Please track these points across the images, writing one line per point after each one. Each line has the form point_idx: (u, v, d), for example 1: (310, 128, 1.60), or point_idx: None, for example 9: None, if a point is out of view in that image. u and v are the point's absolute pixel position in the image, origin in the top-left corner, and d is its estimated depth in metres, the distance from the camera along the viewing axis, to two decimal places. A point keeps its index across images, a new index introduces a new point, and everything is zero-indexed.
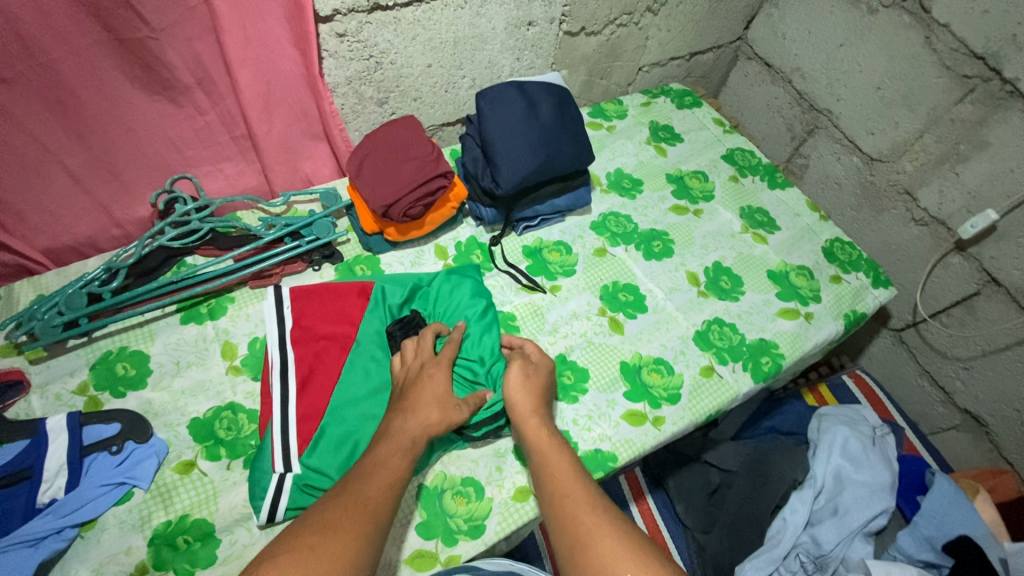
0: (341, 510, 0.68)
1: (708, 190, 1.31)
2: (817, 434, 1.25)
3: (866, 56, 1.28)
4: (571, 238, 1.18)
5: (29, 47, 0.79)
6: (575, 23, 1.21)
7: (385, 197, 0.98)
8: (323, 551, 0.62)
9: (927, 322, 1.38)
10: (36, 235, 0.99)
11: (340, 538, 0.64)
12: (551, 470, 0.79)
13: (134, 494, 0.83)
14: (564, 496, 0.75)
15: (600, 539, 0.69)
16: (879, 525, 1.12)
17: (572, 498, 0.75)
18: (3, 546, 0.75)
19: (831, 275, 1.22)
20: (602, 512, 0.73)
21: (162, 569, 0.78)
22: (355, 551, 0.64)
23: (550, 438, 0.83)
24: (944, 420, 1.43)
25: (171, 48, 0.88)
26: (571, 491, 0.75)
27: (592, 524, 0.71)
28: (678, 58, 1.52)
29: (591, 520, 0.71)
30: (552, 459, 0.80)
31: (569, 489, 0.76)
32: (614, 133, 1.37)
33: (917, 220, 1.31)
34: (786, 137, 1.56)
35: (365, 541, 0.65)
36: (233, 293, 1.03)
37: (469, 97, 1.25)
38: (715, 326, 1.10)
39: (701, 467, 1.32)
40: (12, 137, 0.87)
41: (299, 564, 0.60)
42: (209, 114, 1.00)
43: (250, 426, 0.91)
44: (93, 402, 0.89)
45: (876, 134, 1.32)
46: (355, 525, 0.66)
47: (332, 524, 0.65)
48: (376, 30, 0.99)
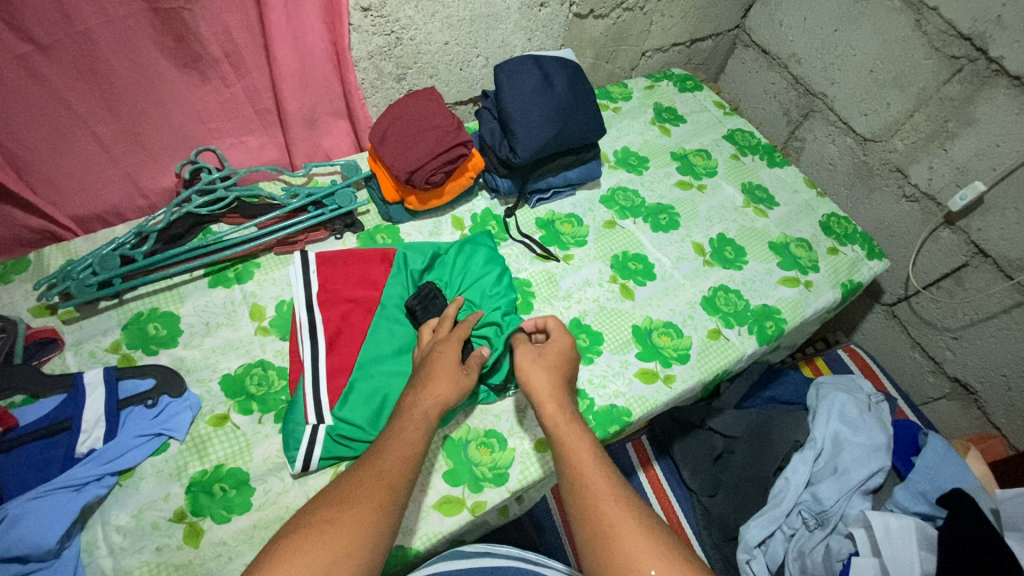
0: (357, 484, 0.69)
1: (711, 167, 1.37)
2: (816, 400, 1.30)
3: (860, 41, 1.35)
4: (582, 211, 1.23)
5: (69, 15, 0.81)
6: (584, 5, 1.26)
7: (410, 163, 1.04)
8: (336, 527, 0.64)
9: (918, 295, 1.44)
10: (65, 203, 1.00)
11: (354, 514, 0.66)
12: (577, 458, 0.75)
13: (170, 445, 0.87)
14: (586, 487, 0.72)
15: (626, 534, 0.67)
16: (876, 483, 1.16)
17: (592, 489, 0.72)
18: (47, 490, 0.77)
19: (828, 247, 1.28)
20: (626, 505, 0.70)
21: (200, 515, 0.81)
22: (371, 525, 0.65)
23: (573, 429, 0.79)
24: (934, 390, 1.50)
25: (204, 23, 0.90)
26: (595, 483, 0.72)
27: (619, 517, 0.69)
28: (679, 45, 1.58)
29: (614, 513, 0.69)
30: (577, 446, 0.76)
31: (593, 479, 0.73)
32: (620, 113, 1.42)
33: (908, 197, 1.38)
34: (782, 120, 1.62)
35: (381, 514, 0.67)
36: (259, 259, 1.06)
37: (482, 76, 1.29)
38: (721, 293, 1.15)
39: (706, 433, 1.33)
40: (46, 105, 0.88)
41: (314, 541, 0.62)
42: (235, 87, 1.02)
43: (280, 382, 0.94)
44: (126, 358, 0.92)
45: (869, 115, 1.39)
46: (370, 499, 0.67)
47: (347, 499, 0.67)
48: (398, 6, 1.03)
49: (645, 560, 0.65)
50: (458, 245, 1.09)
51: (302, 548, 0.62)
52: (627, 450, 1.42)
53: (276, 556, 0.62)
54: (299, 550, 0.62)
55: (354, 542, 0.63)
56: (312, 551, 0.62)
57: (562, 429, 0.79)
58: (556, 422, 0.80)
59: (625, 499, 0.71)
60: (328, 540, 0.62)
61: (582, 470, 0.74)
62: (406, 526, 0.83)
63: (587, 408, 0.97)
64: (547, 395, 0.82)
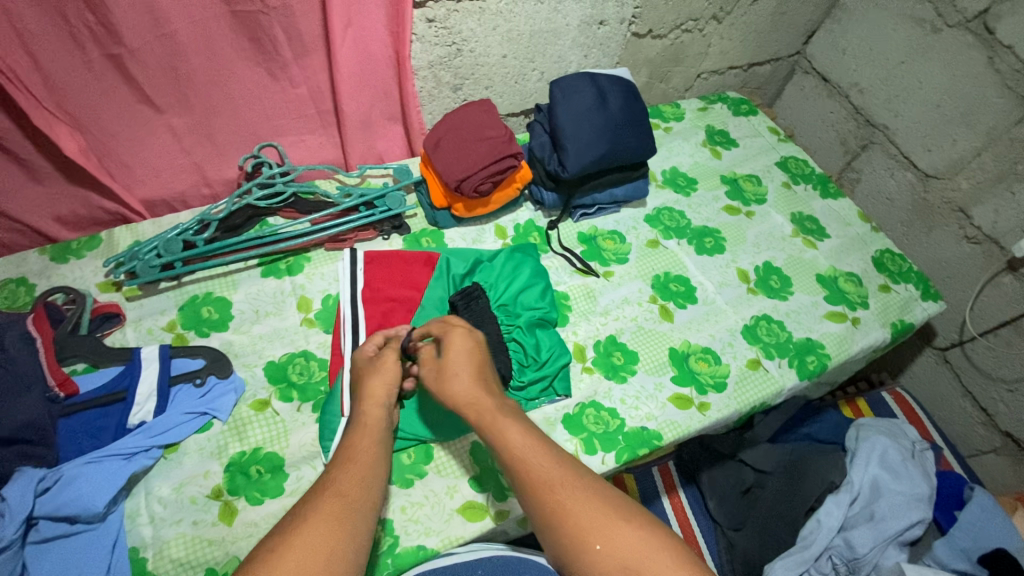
0: (312, 513, 0.64)
1: (761, 194, 1.35)
2: (855, 442, 1.24)
3: (928, 74, 1.31)
4: (625, 228, 1.22)
5: (158, 15, 0.87)
6: (643, 25, 1.27)
7: (459, 172, 1.06)
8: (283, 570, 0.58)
9: (974, 342, 1.37)
10: (137, 187, 1.07)
11: (305, 543, 0.60)
12: (509, 446, 0.74)
13: (213, 425, 0.91)
14: (528, 469, 0.71)
15: (572, 512, 0.68)
16: (914, 536, 1.11)
17: (534, 470, 0.71)
18: (99, 456, 0.82)
19: (880, 284, 1.24)
20: (566, 481, 0.70)
21: (236, 494, 0.84)
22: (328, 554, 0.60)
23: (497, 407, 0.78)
24: (984, 442, 1.42)
25: (278, 26, 0.95)
26: (533, 469, 0.71)
27: (565, 495, 0.69)
28: (736, 68, 1.56)
29: (563, 491, 0.69)
30: (505, 431, 0.75)
31: (532, 458, 0.72)
32: (671, 133, 1.41)
33: (969, 238, 1.32)
34: (839, 150, 1.58)
35: (335, 535, 0.62)
36: (309, 254, 1.10)
37: (536, 89, 1.31)
38: (763, 322, 1.13)
39: (736, 465, 1.30)
40: (128, 95, 0.94)
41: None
42: (301, 89, 1.06)
43: (320, 373, 0.98)
44: (180, 338, 0.97)
45: (932, 151, 1.34)
46: (325, 523, 0.63)
47: (296, 524, 0.63)
48: (462, 18, 1.06)
49: (592, 534, 0.66)
50: (506, 254, 1.10)
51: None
52: (652, 473, 1.37)
53: None
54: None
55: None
56: None
57: (484, 416, 0.77)
58: (480, 415, 0.77)
59: (564, 476, 0.71)
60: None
61: (516, 455, 0.72)
62: (431, 527, 0.85)
63: (617, 428, 0.96)
64: (466, 400, 0.79)
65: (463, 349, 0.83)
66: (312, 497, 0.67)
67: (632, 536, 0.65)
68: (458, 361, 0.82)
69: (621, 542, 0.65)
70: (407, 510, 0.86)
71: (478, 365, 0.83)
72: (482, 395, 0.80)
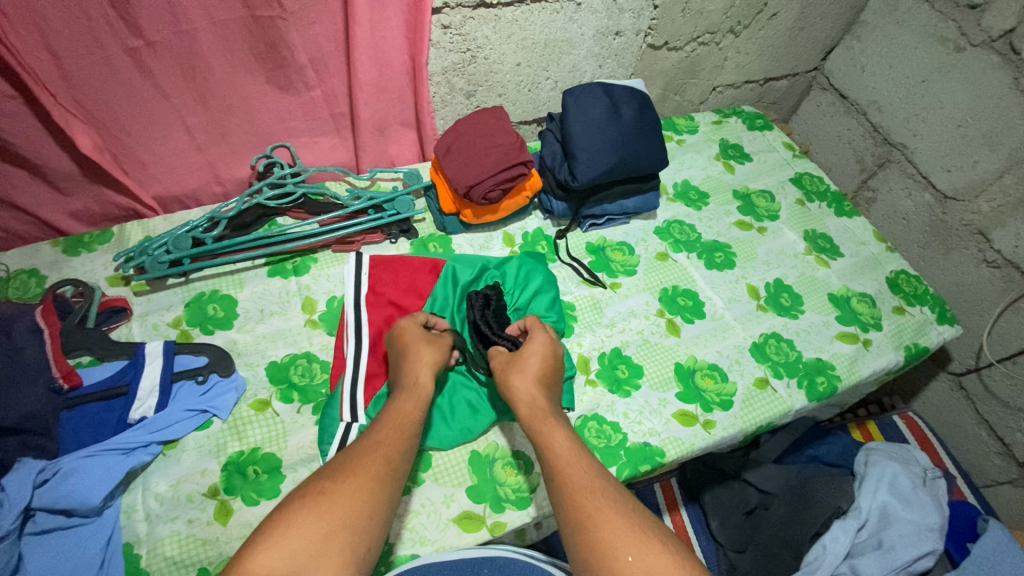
0: (362, 462, 0.69)
1: (774, 210, 1.33)
2: (864, 467, 1.22)
3: (949, 93, 1.28)
4: (634, 240, 1.21)
5: (177, 16, 0.87)
6: (659, 37, 1.26)
7: (469, 178, 1.06)
8: (334, 513, 0.63)
9: (991, 368, 1.34)
10: (150, 183, 1.08)
11: (356, 487, 0.66)
12: (553, 452, 0.75)
13: (213, 423, 0.90)
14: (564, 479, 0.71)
15: (606, 522, 0.66)
16: (924, 566, 1.08)
17: (570, 479, 0.71)
18: (99, 449, 0.82)
19: (894, 306, 1.21)
20: (603, 493, 0.69)
21: (232, 493, 0.84)
22: (368, 499, 0.66)
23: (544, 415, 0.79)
24: (999, 473, 1.38)
25: (296, 29, 0.95)
26: (574, 477, 0.71)
27: (601, 504, 0.68)
28: (752, 82, 1.54)
29: (594, 503, 0.68)
30: (553, 439, 0.76)
31: (569, 469, 0.72)
32: (684, 146, 1.40)
33: (989, 262, 1.29)
34: (855, 168, 1.56)
35: (376, 487, 0.67)
36: (317, 255, 1.10)
37: (549, 98, 1.31)
38: (772, 340, 1.11)
39: (740, 485, 1.27)
40: (146, 92, 0.95)
41: (310, 515, 0.62)
42: (316, 91, 1.07)
43: (322, 375, 0.97)
44: (185, 334, 0.97)
45: (952, 172, 1.31)
46: (370, 471, 0.68)
47: (344, 469, 0.68)
48: (477, 25, 1.06)
49: (623, 546, 0.64)
50: (518, 260, 1.09)
51: (300, 523, 0.61)
52: (653, 490, 1.35)
53: (271, 524, 0.61)
54: (296, 519, 0.61)
55: (353, 527, 0.63)
56: (309, 524, 0.61)
57: (537, 420, 0.79)
58: (532, 413, 0.79)
59: (601, 486, 0.70)
60: (324, 522, 0.62)
61: (557, 460, 0.73)
62: (425, 536, 0.83)
63: (618, 443, 0.94)
64: (520, 396, 0.81)
65: (534, 354, 0.85)
66: (364, 450, 0.71)
67: (661, 557, 0.63)
68: (528, 363, 0.84)
69: (653, 562, 0.62)
70: (402, 518, 0.84)
71: (544, 370, 0.85)
72: (538, 396, 0.82)
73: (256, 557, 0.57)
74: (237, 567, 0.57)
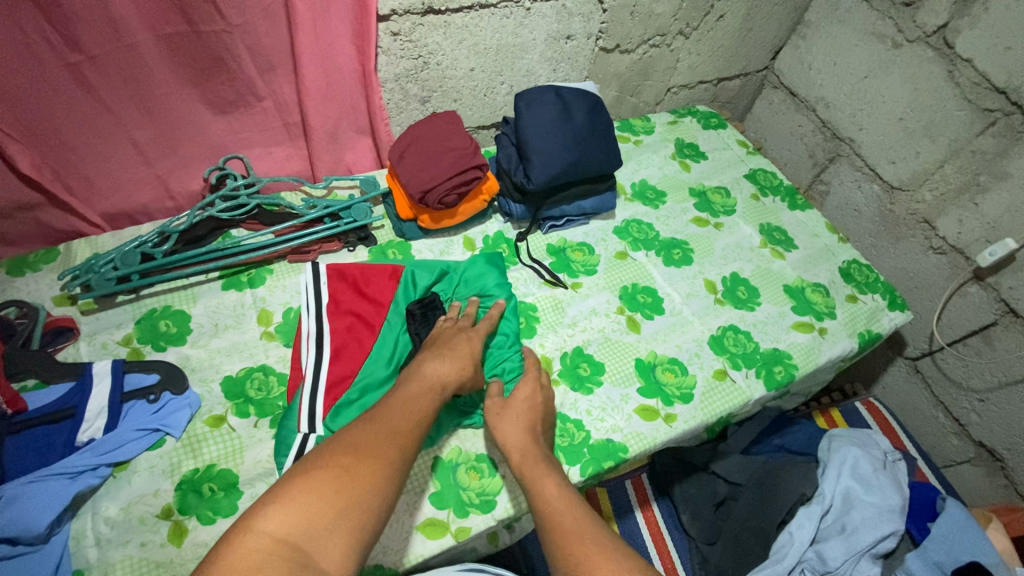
0: (377, 445, 0.71)
1: (729, 206, 1.36)
2: (827, 453, 1.25)
3: (890, 89, 1.33)
4: (594, 240, 1.23)
5: (117, 29, 0.86)
6: (610, 40, 1.28)
7: (423, 183, 1.06)
8: (349, 489, 0.65)
9: (943, 351, 1.38)
10: (96, 199, 1.05)
11: (369, 466, 0.68)
12: (545, 500, 0.76)
13: (166, 442, 0.88)
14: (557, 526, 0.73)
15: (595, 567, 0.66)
16: (887, 548, 1.10)
17: (562, 526, 0.72)
18: (44, 474, 0.79)
19: (847, 294, 1.24)
20: (593, 538, 0.70)
21: (186, 513, 0.82)
22: (383, 479, 0.68)
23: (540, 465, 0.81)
24: (958, 452, 1.42)
25: (241, 44, 0.95)
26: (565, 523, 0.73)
27: (592, 552, 0.68)
28: (706, 82, 1.58)
29: (589, 550, 0.68)
30: (542, 488, 0.78)
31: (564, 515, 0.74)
32: (641, 146, 1.42)
33: (935, 248, 1.34)
34: (808, 163, 1.60)
35: (391, 471, 0.69)
36: (272, 266, 1.09)
37: (505, 102, 1.32)
38: (730, 333, 1.13)
39: (709, 477, 1.28)
40: (86, 106, 0.93)
41: (326, 485, 0.64)
42: (266, 102, 1.06)
43: (280, 388, 0.96)
44: (136, 352, 0.95)
45: (896, 163, 1.36)
46: (386, 454, 0.70)
47: (362, 450, 0.70)
48: (428, 32, 1.07)
49: None
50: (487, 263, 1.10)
51: (316, 495, 0.63)
52: (625, 487, 1.33)
53: (289, 490, 0.63)
54: (312, 489, 0.63)
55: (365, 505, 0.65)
56: (323, 495, 0.63)
57: (526, 466, 0.81)
58: (522, 459, 0.82)
59: (591, 534, 0.71)
60: (340, 497, 0.64)
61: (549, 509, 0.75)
62: (387, 545, 0.83)
63: (582, 441, 0.94)
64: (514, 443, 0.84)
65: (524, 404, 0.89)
66: (383, 435, 0.73)
67: None
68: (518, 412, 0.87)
69: None
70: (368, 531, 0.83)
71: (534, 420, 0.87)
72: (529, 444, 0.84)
73: (269, 517, 0.60)
74: (248, 529, 0.58)
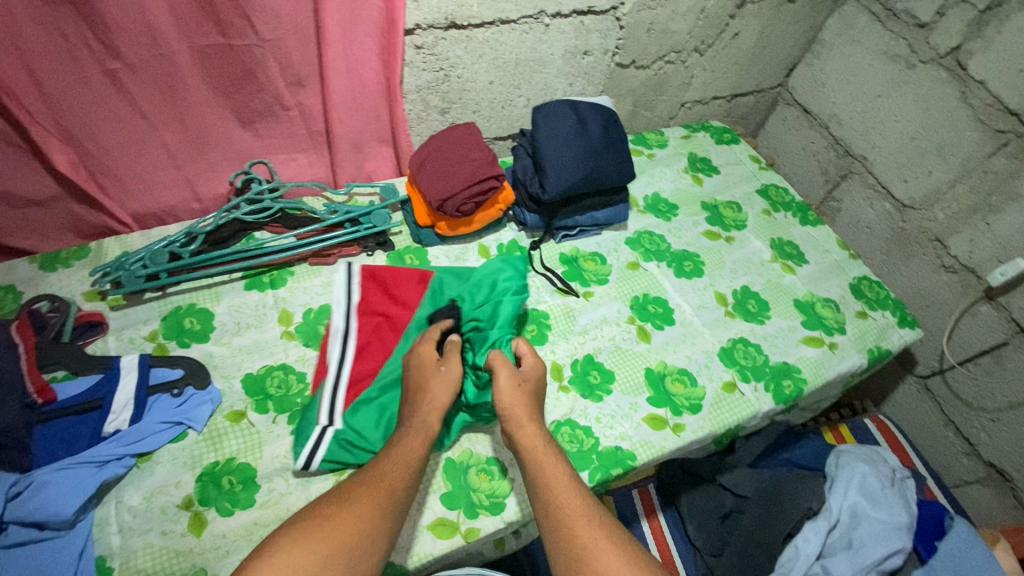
0: (363, 491, 0.73)
1: (741, 220, 1.37)
2: (835, 469, 1.26)
3: (903, 108, 1.35)
4: (606, 250, 1.25)
5: (156, 40, 0.90)
6: (626, 56, 1.31)
7: (442, 192, 1.09)
8: (337, 536, 0.67)
9: (954, 370, 1.38)
10: (127, 200, 1.09)
11: (356, 512, 0.70)
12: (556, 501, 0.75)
13: (188, 435, 0.91)
14: (571, 529, 0.71)
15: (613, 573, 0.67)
16: (893, 565, 1.11)
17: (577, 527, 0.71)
18: (72, 462, 0.83)
19: (857, 311, 1.25)
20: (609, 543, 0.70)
21: (206, 504, 0.84)
22: (371, 523, 0.70)
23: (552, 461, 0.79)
24: (967, 472, 1.41)
25: (272, 55, 0.99)
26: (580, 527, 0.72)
27: (608, 556, 0.68)
28: (720, 98, 1.60)
29: (607, 554, 0.69)
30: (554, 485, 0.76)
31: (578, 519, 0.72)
32: (654, 159, 1.45)
33: (947, 267, 1.34)
34: (820, 179, 1.62)
35: (379, 514, 0.71)
36: (294, 268, 1.12)
37: (522, 115, 1.35)
38: (740, 345, 1.14)
39: (716, 489, 1.29)
40: (123, 111, 0.97)
41: (314, 533, 0.66)
42: (292, 111, 1.09)
43: (298, 385, 0.99)
44: (161, 348, 0.98)
45: (909, 182, 1.37)
46: (373, 498, 0.72)
47: (349, 498, 0.72)
48: (450, 45, 1.11)
49: None
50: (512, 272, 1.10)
51: (302, 546, 0.65)
52: (631, 496, 1.34)
53: (279, 542, 0.65)
54: (300, 538, 0.65)
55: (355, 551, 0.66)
56: (312, 543, 0.65)
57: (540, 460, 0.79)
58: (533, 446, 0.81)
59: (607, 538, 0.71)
60: (328, 545, 0.66)
61: (562, 509, 0.73)
62: (398, 543, 0.85)
63: (591, 447, 0.96)
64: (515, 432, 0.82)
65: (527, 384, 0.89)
66: (371, 479, 0.75)
67: None
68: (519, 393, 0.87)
69: None
70: None
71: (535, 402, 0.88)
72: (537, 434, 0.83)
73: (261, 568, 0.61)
74: None
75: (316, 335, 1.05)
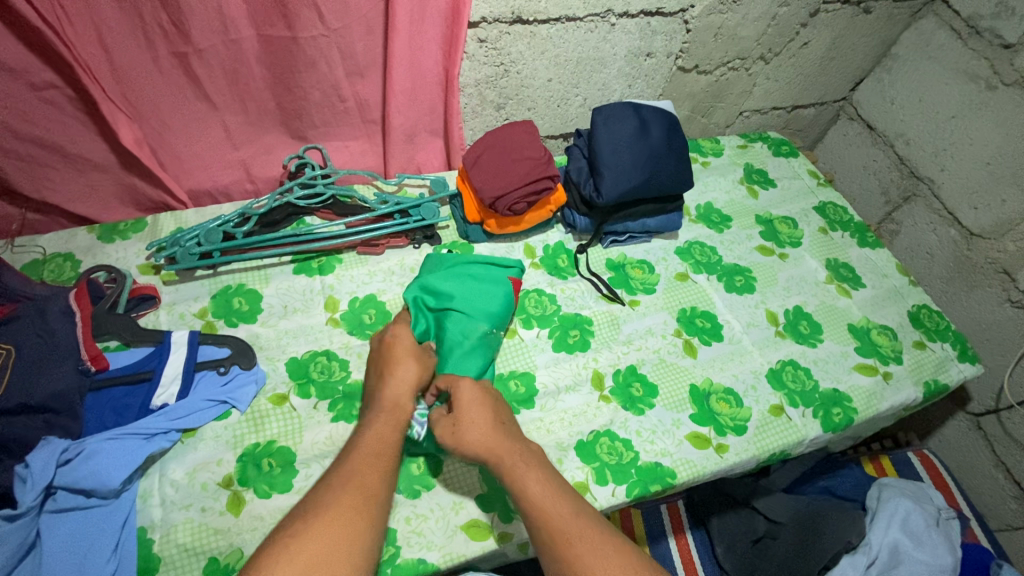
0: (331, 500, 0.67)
1: (796, 237, 1.33)
2: (876, 502, 1.21)
3: (979, 131, 1.28)
4: (654, 259, 1.22)
5: (226, 24, 0.91)
6: (689, 60, 1.28)
7: (495, 189, 1.07)
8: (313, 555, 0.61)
9: (1011, 410, 1.31)
10: (184, 177, 1.11)
11: (329, 524, 0.64)
12: (530, 498, 0.74)
13: (231, 414, 0.92)
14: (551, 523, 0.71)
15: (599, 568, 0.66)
16: None
17: (558, 522, 0.71)
18: (121, 432, 0.84)
19: (915, 340, 1.20)
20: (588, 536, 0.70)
21: (245, 484, 0.85)
22: (347, 537, 0.64)
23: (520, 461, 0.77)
24: (1015, 518, 1.35)
25: (335, 43, 0.99)
26: (560, 524, 0.71)
27: (586, 548, 0.68)
28: (780, 109, 1.55)
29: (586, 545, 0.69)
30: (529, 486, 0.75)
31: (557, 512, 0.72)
32: (708, 168, 1.41)
33: (1013, 301, 1.27)
34: (880, 200, 1.55)
35: (355, 523, 0.65)
36: (341, 255, 1.12)
37: (577, 115, 1.32)
38: (789, 368, 1.10)
39: (749, 512, 1.26)
40: (188, 92, 0.98)
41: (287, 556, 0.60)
42: (350, 99, 1.09)
43: (340, 372, 0.98)
44: (209, 325, 1.00)
45: (979, 210, 1.30)
46: (345, 505, 0.67)
47: (318, 508, 0.66)
48: (512, 41, 1.09)
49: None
50: (483, 263, 1.06)
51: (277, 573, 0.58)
52: (660, 511, 1.31)
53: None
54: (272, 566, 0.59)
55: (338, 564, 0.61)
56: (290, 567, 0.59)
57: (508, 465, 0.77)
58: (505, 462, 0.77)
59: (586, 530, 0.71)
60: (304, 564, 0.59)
61: (541, 510, 0.72)
62: (431, 541, 0.84)
63: (630, 461, 0.94)
64: (488, 443, 0.78)
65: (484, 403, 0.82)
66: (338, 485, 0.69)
67: None
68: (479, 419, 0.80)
69: None
70: (408, 521, 0.85)
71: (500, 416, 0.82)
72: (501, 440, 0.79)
73: None
74: None
75: (360, 324, 1.05)
